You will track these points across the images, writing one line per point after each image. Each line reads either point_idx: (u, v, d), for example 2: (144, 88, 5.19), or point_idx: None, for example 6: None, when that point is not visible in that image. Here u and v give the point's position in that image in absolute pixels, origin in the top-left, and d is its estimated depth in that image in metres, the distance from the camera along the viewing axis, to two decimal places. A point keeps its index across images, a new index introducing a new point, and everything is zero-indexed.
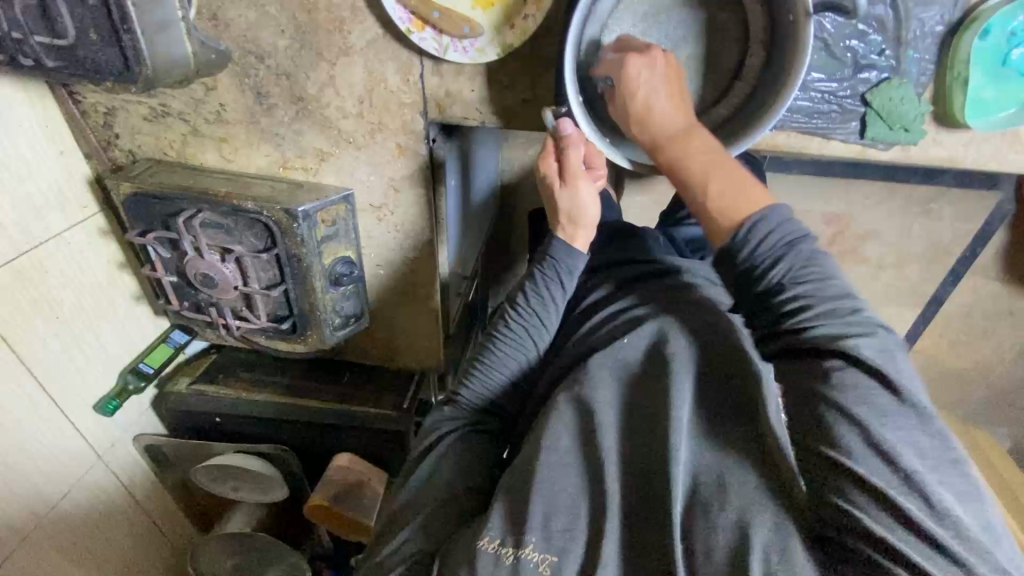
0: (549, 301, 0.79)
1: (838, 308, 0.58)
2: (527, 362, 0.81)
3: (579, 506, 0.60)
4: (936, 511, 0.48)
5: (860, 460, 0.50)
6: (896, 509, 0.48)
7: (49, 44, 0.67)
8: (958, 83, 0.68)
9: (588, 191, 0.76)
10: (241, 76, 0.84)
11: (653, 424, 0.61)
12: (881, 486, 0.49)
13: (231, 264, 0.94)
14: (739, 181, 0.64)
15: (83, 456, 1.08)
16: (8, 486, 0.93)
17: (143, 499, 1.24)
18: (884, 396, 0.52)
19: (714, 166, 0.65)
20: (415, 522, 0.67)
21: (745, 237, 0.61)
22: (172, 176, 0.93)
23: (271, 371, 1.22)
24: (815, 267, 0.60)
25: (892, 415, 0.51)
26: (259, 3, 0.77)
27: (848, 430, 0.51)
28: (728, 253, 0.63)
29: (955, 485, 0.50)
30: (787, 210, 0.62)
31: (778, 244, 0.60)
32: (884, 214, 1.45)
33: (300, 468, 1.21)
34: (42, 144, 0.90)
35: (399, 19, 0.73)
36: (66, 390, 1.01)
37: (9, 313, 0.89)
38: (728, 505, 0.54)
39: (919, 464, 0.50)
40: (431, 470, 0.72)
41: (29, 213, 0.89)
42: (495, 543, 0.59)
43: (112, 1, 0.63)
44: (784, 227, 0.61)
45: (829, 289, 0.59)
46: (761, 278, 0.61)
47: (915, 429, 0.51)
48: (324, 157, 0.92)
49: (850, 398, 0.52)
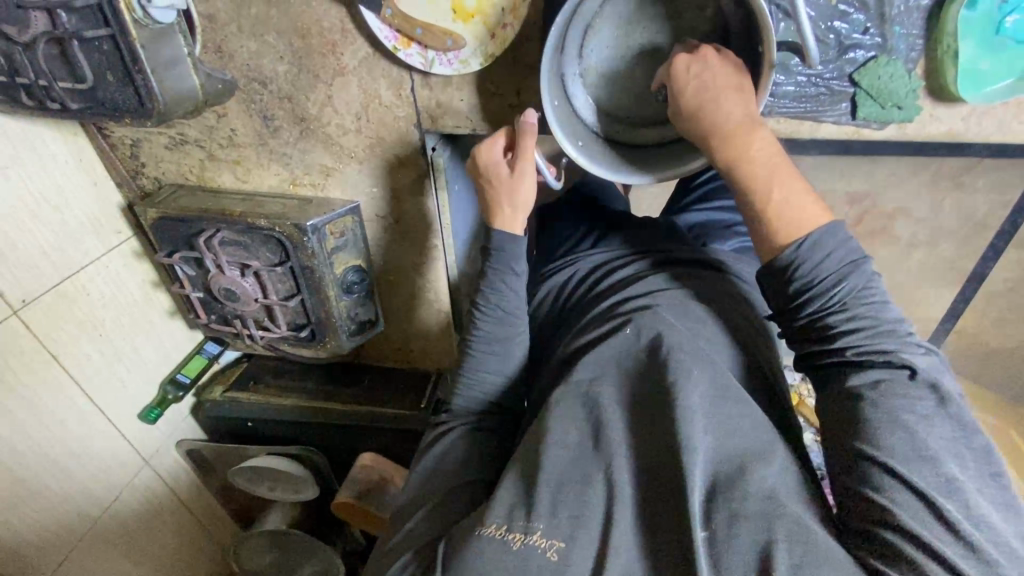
0: (506, 291, 0.80)
1: (899, 329, 0.56)
2: (512, 354, 0.81)
3: (585, 487, 0.55)
4: (974, 517, 0.49)
5: (903, 461, 0.50)
6: (939, 513, 0.48)
7: (72, 89, 0.73)
8: (948, 57, 0.66)
9: (530, 177, 0.78)
10: (248, 102, 0.90)
11: (652, 413, 0.59)
12: (923, 486, 0.49)
13: (250, 278, 1.01)
14: (797, 189, 0.61)
15: (132, 462, 1.17)
16: (65, 491, 1.03)
17: (189, 500, 1.33)
18: (933, 407, 0.53)
19: (778, 172, 0.62)
20: (421, 513, 0.66)
21: (807, 253, 0.58)
22: (192, 199, 1.00)
23: (298, 379, 1.29)
24: (876, 287, 0.58)
25: (941, 427, 0.52)
26: (258, 33, 0.82)
27: (896, 434, 0.51)
28: (789, 266, 0.59)
29: (993, 495, 0.51)
30: (843, 226, 0.59)
31: (842, 261, 0.58)
32: (912, 190, 1.41)
33: (325, 463, 1.27)
34: (76, 178, 0.98)
35: (385, 38, 0.76)
36: (112, 402, 1.10)
37: (59, 334, 0.98)
38: (748, 496, 0.52)
39: (960, 471, 0.50)
40: (429, 470, 0.72)
41: (70, 242, 0.98)
42: (502, 529, 0.54)
43: (124, 46, 0.68)
44: (851, 244, 0.58)
45: (890, 311, 0.57)
46: (826, 296, 0.57)
47: (960, 442, 0.52)
48: (329, 172, 0.97)
49: (903, 407, 0.52)
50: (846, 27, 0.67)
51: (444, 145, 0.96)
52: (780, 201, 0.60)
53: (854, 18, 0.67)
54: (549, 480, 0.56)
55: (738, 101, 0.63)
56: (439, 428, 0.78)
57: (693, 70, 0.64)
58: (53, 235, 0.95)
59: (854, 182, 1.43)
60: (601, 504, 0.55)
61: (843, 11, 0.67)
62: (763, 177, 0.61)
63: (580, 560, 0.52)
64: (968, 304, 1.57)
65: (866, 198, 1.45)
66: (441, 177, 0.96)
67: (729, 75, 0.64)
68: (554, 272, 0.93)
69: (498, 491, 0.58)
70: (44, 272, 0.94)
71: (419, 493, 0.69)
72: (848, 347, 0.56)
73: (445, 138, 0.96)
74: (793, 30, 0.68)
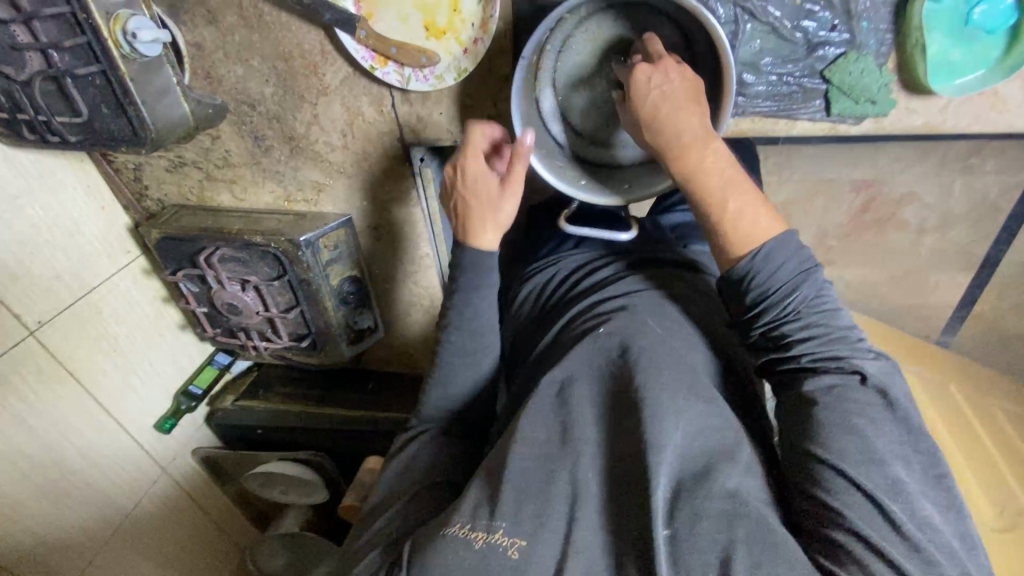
0: (475, 311, 0.79)
1: (848, 335, 0.61)
2: (484, 363, 0.81)
3: (554, 485, 0.57)
4: (919, 520, 0.51)
5: (854, 465, 0.53)
6: (886, 515, 0.51)
7: (70, 122, 0.77)
8: (918, 51, 0.68)
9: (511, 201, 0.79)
10: (239, 124, 0.93)
11: (621, 416, 0.60)
12: (871, 489, 0.51)
13: (250, 292, 1.05)
14: (754, 202, 0.65)
15: (149, 471, 1.22)
16: (85, 500, 1.08)
17: (207, 504, 1.39)
18: (882, 413, 0.56)
19: (734, 185, 0.65)
20: (390, 512, 0.69)
21: (761, 264, 0.62)
22: (193, 218, 1.04)
23: (305, 387, 1.33)
24: (826, 295, 0.62)
25: (888, 430, 0.55)
26: (244, 59, 0.85)
27: (846, 438, 0.54)
28: (744, 277, 0.63)
29: (936, 498, 0.53)
30: (796, 238, 0.64)
31: (793, 271, 0.62)
32: (919, 175, 1.38)
33: (334, 468, 1.31)
34: (85, 202, 1.03)
35: (361, 58, 0.80)
36: (128, 413, 1.16)
37: (74, 351, 1.03)
38: (711, 495, 0.53)
39: (906, 475, 0.53)
40: (401, 469, 0.75)
41: (82, 264, 1.03)
42: (466, 528, 0.56)
43: (115, 79, 0.72)
44: (802, 255, 0.62)
45: (840, 318, 0.62)
46: (780, 305, 0.62)
47: (906, 446, 0.55)
48: (321, 188, 1.00)
49: (853, 411, 0.55)
50: (813, 26, 0.69)
51: (432, 158, 1.00)
52: (737, 213, 0.64)
53: (821, 16, 0.69)
54: (516, 476, 0.58)
55: (693, 116, 0.67)
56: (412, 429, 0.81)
57: (654, 80, 0.68)
58: (66, 259, 1.00)
59: (858, 168, 1.40)
60: (569, 502, 0.56)
61: (809, 10, 0.68)
62: (719, 191, 0.65)
63: (544, 556, 0.54)
64: (983, 289, 1.53)
65: (872, 185, 1.43)
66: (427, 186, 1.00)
67: (686, 87, 0.68)
68: (536, 272, 0.94)
69: (468, 491, 0.60)
70: (59, 294, 0.99)
71: (391, 492, 0.72)
72: (803, 353, 0.60)
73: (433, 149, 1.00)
74: (761, 31, 0.70)
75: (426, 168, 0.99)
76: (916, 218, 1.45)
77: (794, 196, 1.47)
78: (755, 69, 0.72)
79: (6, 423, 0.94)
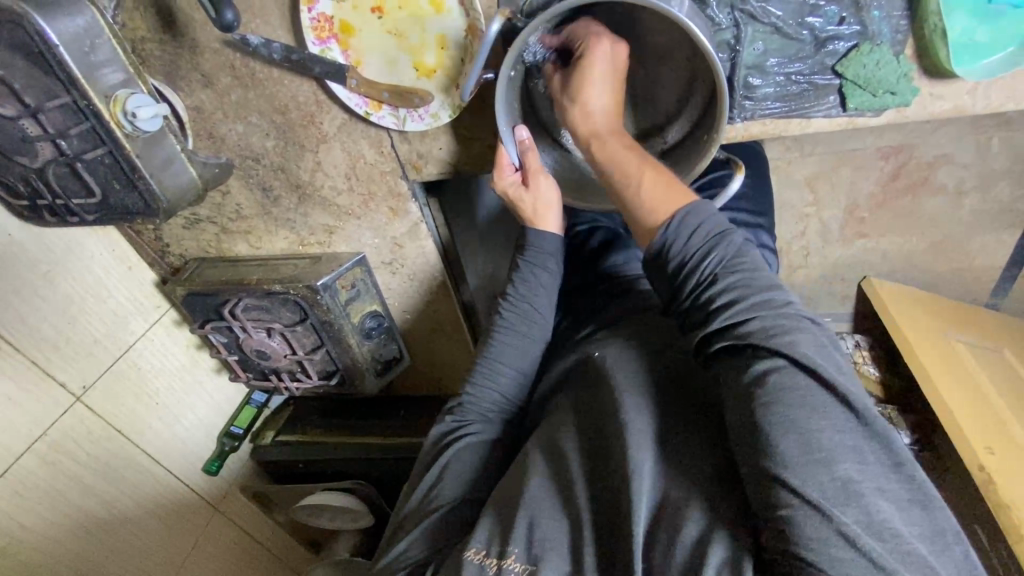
0: (519, 327, 0.83)
1: (770, 298, 0.56)
2: (522, 370, 0.82)
3: (568, 517, 0.58)
4: (876, 526, 0.44)
5: (798, 474, 0.46)
6: (835, 526, 0.44)
7: (87, 203, 0.80)
8: (938, 35, 0.72)
9: (546, 184, 0.82)
10: (246, 178, 0.94)
11: (606, 440, 0.61)
12: (816, 497, 0.45)
13: (276, 337, 1.07)
14: (668, 186, 0.67)
15: (202, 511, 1.27)
16: (146, 548, 1.13)
17: (261, 536, 1.44)
18: (822, 395, 0.49)
19: (648, 167, 0.70)
20: (417, 529, 0.67)
21: (676, 231, 0.62)
22: (214, 272, 1.05)
23: (339, 417, 1.34)
24: (744, 258, 0.60)
25: (831, 417, 0.48)
26: (243, 116, 0.86)
27: (784, 437, 0.48)
28: (662, 250, 0.63)
29: (896, 494, 0.47)
30: (709, 207, 0.63)
31: (706, 236, 0.61)
32: (952, 134, 1.29)
33: (377, 494, 1.32)
34: (111, 265, 1.05)
35: (356, 105, 0.82)
36: (174, 460, 1.20)
37: (118, 408, 1.07)
38: (691, 523, 0.51)
39: (858, 473, 0.46)
40: (440, 473, 0.72)
41: (117, 324, 1.06)
42: (480, 553, 0.58)
43: (122, 158, 0.74)
44: (713, 222, 0.62)
45: (762, 281, 0.58)
46: (693, 276, 0.60)
47: (858, 435, 0.48)
48: (332, 231, 1.02)
49: (791, 397, 0.49)
50: (820, 21, 0.74)
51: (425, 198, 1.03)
52: (653, 192, 0.67)
53: (827, 11, 0.73)
54: (530, 504, 0.59)
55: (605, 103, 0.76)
56: (450, 426, 0.78)
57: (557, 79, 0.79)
58: (102, 324, 1.03)
59: (884, 135, 1.31)
60: (574, 532, 0.57)
61: (814, 6, 0.73)
62: (637, 169, 0.70)
63: None
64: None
65: (902, 151, 1.34)
66: (426, 224, 1.03)
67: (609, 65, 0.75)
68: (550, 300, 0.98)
69: (480, 518, 0.62)
70: (98, 357, 1.02)
71: (424, 502, 0.71)
72: (722, 326, 0.57)
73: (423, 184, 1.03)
74: (764, 32, 0.74)
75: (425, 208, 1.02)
76: (954, 180, 1.36)
77: (817, 171, 1.37)
78: (765, 71, 0.77)
79: (65, 484, 0.99)
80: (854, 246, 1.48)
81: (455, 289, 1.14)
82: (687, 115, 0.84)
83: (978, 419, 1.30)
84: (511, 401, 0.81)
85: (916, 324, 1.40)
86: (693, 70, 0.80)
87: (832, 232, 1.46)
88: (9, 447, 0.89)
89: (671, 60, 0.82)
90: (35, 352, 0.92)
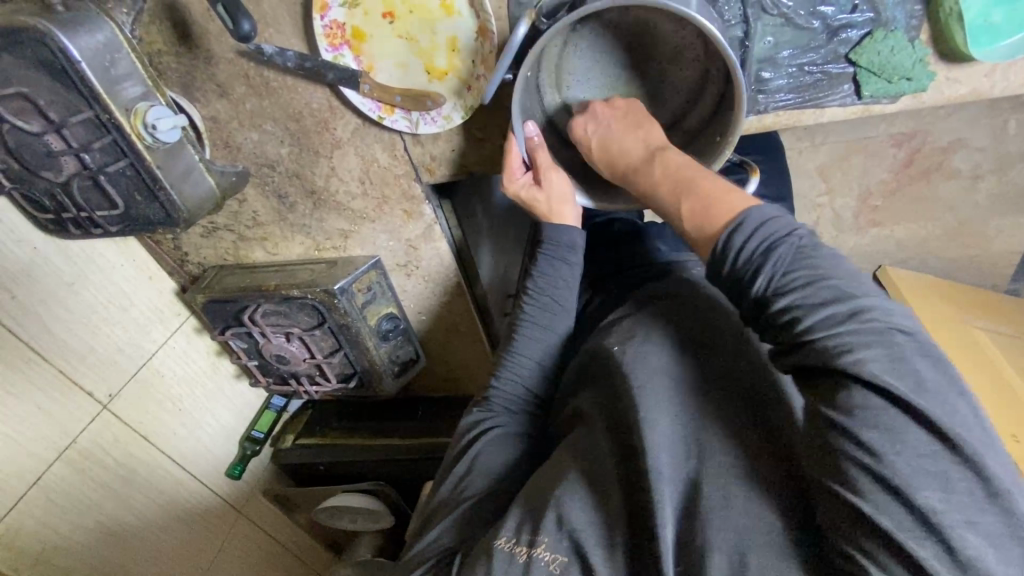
0: (545, 323, 0.83)
1: (846, 309, 0.49)
2: (543, 362, 0.83)
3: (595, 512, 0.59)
4: (958, 562, 0.41)
5: (870, 501, 0.44)
6: (910, 559, 0.42)
7: (109, 215, 0.81)
8: (953, 19, 0.73)
9: (559, 180, 0.83)
10: (263, 185, 0.96)
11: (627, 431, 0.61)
12: (891, 530, 0.43)
13: (295, 342, 1.08)
14: (714, 196, 0.62)
15: (226, 513, 1.29)
16: (173, 550, 1.15)
17: (284, 539, 1.46)
18: (903, 421, 0.45)
19: (686, 188, 0.65)
20: (447, 520, 0.68)
21: (720, 250, 0.56)
22: (232, 279, 1.07)
23: (357, 419, 1.35)
24: (804, 265, 0.52)
25: (912, 442, 0.44)
26: (259, 124, 0.88)
27: (854, 461, 0.45)
28: (717, 264, 0.57)
29: (989, 530, 0.42)
30: (763, 214, 0.56)
31: (756, 251, 0.54)
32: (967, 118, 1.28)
33: (397, 494, 1.33)
34: (134, 275, 1.06)
35: (370, 110, 0.83)
36: (198, 464, 1.22)
37: (142, 415, 1.09)
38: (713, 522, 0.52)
39: (943, 503, 0.42)
40: (467, 465, 0.73)
41: (139, 333, 1.07)
42: (510, 542, 0.59)
43: (142, 168, 0.75)
44: (766, 231, 0.55)
45: (826, 291, 0.51)
46: (750, 289, 0.54)
47: (943, 460, 0.43)
48: (348, 235, 1.03)
49: (863, 424, 0.45)
50: (831, 10, 0.74)
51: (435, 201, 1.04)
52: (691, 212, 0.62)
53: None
54: (559, 500, 0.60)
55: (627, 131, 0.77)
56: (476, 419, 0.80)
57: (592, 129, 0.80)
58: (125, 333, 1.04)
59: (897, 121, 1.30)
60: (598, 528, 0.58)
61: None
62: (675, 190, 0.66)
63: None
64: None
65: (916, 139, 1.32)
66: (438, 225, 1.04)
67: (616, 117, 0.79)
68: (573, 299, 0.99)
69: (507, 511, 0.63)
70: (121, 366, 1.04)
71: (453, 493, 0.72)
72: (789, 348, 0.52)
73: (431, 186, 1.03)
74: (774, 25, 0.75)
75: (436, 210, 1.03)
76: (969, 164, 1.34)
77: (829, 161, 1.35)
78: (778, 62, 0.77)
79: (94, 490, 1.01)
80: (869, 234, 1.46)
81: (466, 289, 1.15)
82: (701, 107, 0.84)
83: (1003, 408, 1.27)
84: (535, 393, 0.82)
85: (935, 313, 1.38)
86: (707, 70, 0.82)
87: (847, 222, 1.44)
88: (42, 454, 0.91)
89: (683, 61, 0.83)
90: (62, 361, 0.94)
